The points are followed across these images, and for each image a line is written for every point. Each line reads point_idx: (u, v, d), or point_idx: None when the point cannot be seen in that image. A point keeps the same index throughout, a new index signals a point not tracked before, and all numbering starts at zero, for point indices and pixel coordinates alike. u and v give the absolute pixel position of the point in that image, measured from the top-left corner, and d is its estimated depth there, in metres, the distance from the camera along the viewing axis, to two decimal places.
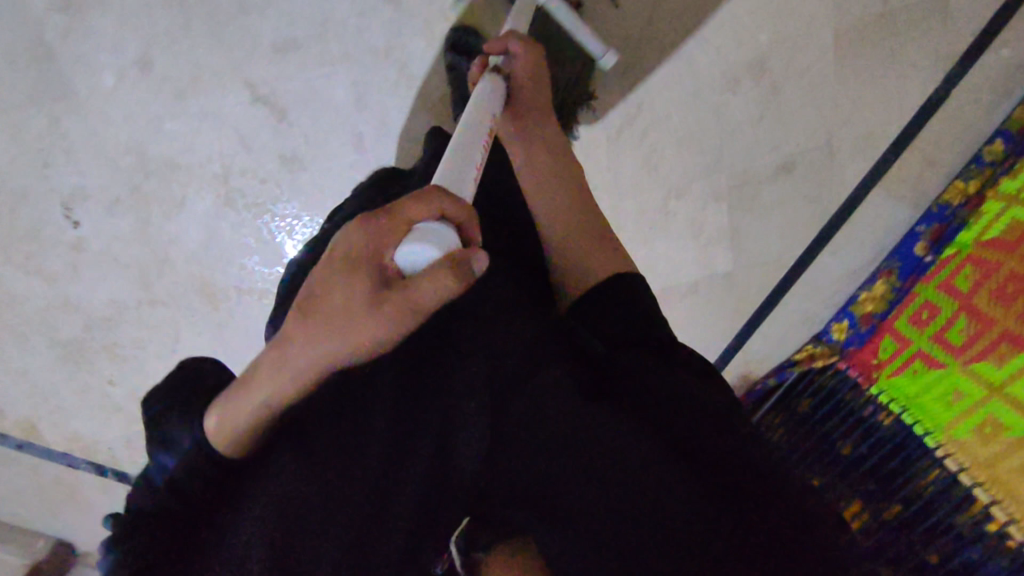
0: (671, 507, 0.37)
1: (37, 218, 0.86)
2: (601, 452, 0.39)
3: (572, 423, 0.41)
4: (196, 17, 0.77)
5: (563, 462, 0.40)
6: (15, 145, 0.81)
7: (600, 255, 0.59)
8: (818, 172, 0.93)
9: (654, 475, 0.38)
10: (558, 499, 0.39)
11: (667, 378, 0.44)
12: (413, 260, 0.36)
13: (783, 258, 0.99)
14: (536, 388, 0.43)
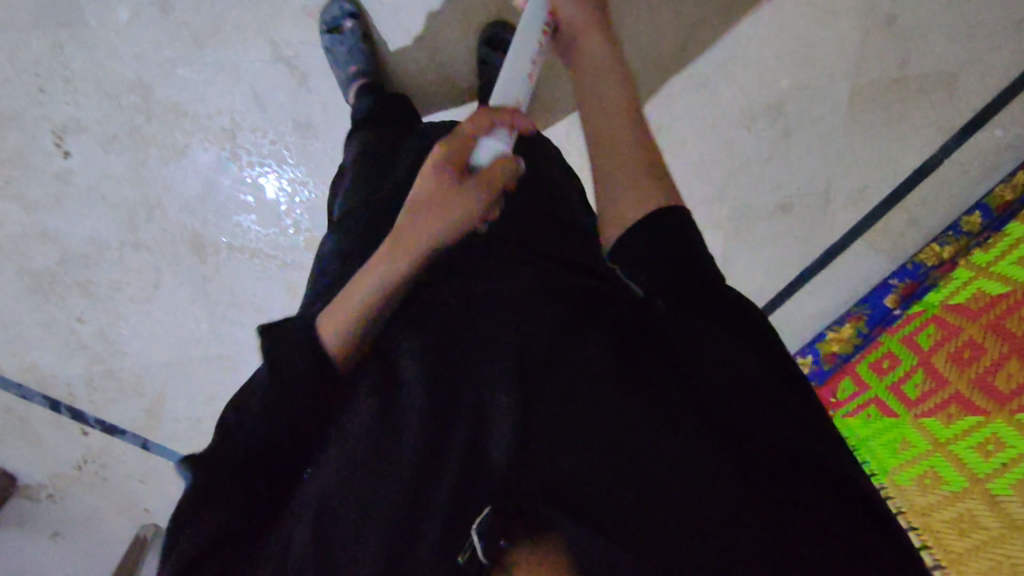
0: (715, 526, 0.33)
1: (23, 143, 0.81)
2: (641, 461, 0.35)
3: (599, 422, 0.37)
4: None
5: (597, 460, 0.36)
6: (12, 63, 0.77)
7: (639, 190, 0.42)
8: (810, 215, 0.98)
9: (689, 474, 0.34)
10: (592, 502, 0.35)
11: (713, 354, 0.37)
12: (488, 151, 0.43)
13: (763, 292, 1.05)
14: (568, 367, 0.39)
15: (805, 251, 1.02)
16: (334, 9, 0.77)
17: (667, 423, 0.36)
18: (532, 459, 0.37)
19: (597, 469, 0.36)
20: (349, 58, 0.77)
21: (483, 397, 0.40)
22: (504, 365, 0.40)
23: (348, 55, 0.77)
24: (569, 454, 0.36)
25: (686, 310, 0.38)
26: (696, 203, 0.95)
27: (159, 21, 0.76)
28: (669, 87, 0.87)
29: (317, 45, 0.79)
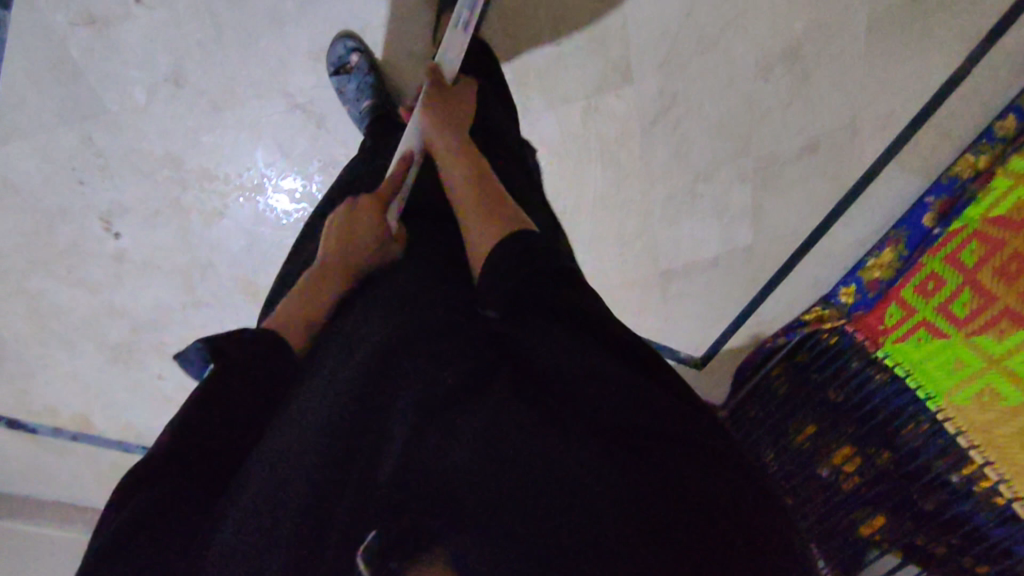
0: (614, 509, 0.33)
1: (76, 233, 0.84)
2: (538, 458, 0.36)
3: (501, 425, 0.37)
4: (227, 30, 0.74)
5: (485, 459, 0.36)
6: (47, 162, 0.79)
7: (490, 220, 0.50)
8: (837, 149, 0.97)
9: (570, 466, 0.35)
10: (494, 503, 0.34)
11: (597, 365, 0.42)
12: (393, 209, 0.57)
13: (801, 230, 1.06)
14: (470, 392, 0.40)
15: (836, 186, 1.01)
16: (338, 48, 0.77)
17: (544, 422, 0.38)
18: (417, 461, 0.36)
19: (497, 468, 0.35)
20: (359, 95, 0.76)
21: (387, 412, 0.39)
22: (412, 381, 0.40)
23: (356, 92, 0.76)
24: (465, 453, 0.36)
25: (573, 342, 0.44)
26: (719, 162, 0.95)
27: (173, 96, 0.77)
28: (681, 54, 0.85)
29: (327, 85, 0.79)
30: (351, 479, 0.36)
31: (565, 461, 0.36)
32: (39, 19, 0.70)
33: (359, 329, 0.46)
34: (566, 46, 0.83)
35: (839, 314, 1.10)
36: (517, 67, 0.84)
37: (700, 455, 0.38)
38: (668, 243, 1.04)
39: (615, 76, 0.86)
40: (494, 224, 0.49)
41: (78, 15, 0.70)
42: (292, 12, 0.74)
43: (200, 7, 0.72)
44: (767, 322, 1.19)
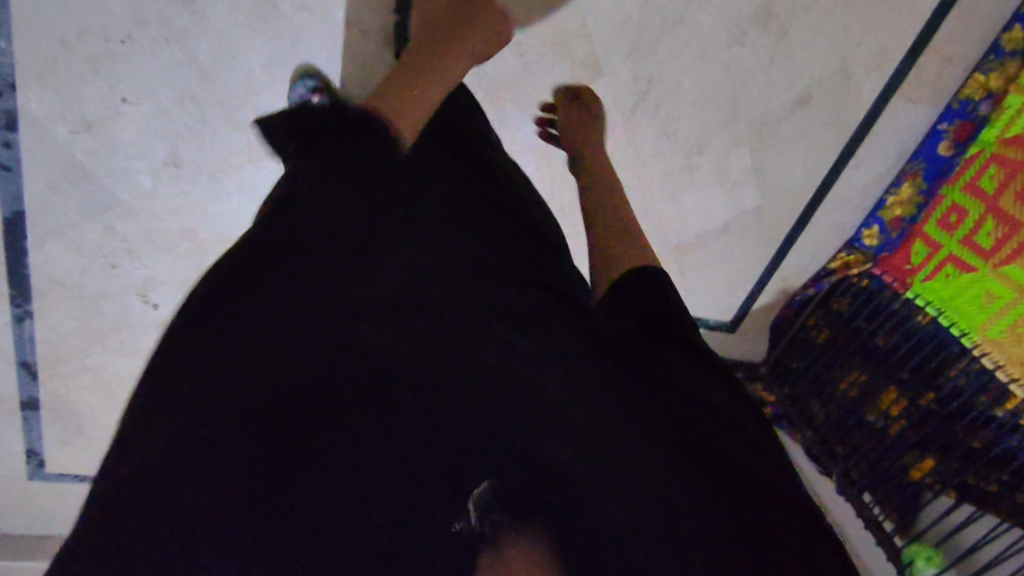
0: (673, 489, 0.36)
1: (119, 310, 0.93)
2: (616, 447, 0.37)
3: (589, 413, 0.39)
4: (210, 108, 0.79)
5: (569, 445, 0.37)
6: (81, 257, 0.86)
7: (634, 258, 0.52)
8: (833, 96, 0.93)
9: (636, 465, 0.37)
10: (584, 486, 0.35)
11: (592, 366, 0.41)
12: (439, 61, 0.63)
13: (809, 182, 1.02)
14: (465, 369, 0.37)
15: (837, 132, 0.98)
16: (298, 89, 0.76)
17: (595, 437, 0.37)
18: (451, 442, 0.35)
19: (591, 450, 0.37)
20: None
21: (472, 368, 0.38)
22: (490, 351, 0.39)
23: None
24: (564, 431, 0.37)
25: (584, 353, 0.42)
26: (710, 133, 0.94)
27: (176, 176, 0.83)
28: (648, 38, 0.84)
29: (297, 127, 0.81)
30: (401, 438, 0.34)
31: (626, 432, 0.38)
32: (45, 134, 0.76)
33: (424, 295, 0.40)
34: (529, 56, 0.83)
35: (865, 259, 1.08)
36: (484, 86, 0.85)
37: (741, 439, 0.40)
38: (675, 220, 1.02)
39: (585, 73, 0.86)
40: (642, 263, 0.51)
41: (76, 123, 0.76)
42: (265, 79, 0.78)
43: (181, 93, 0.77)
44: (792, 277, 1.16)
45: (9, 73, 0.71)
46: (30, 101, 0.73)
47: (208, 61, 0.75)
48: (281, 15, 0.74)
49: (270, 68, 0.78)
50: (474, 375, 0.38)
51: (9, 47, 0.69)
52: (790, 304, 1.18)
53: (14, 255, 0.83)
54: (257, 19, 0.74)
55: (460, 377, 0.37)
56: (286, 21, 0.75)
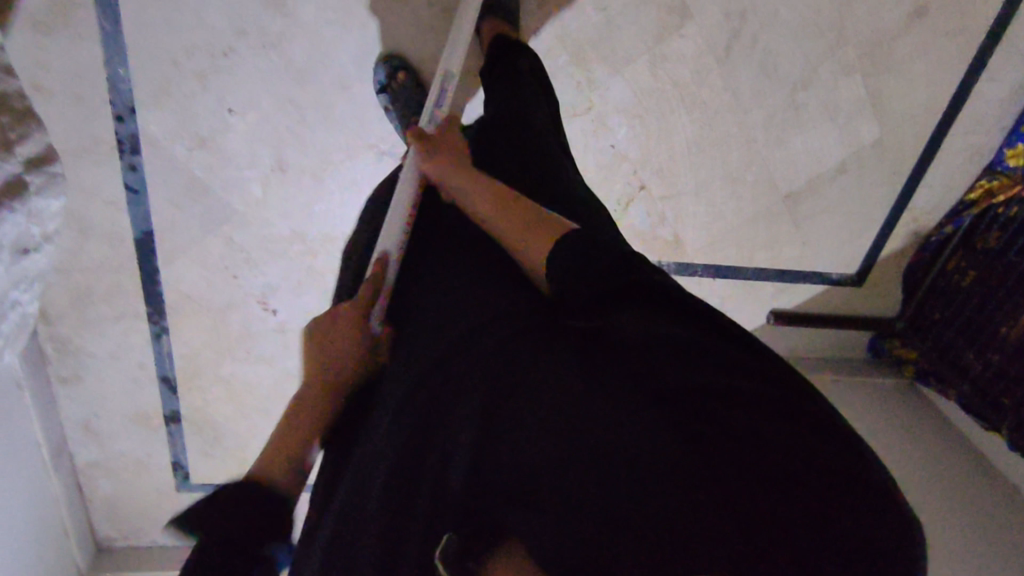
0: (633, 474, 0.32)
1: (244, 319, 0.97)
2: (585, 437, 0.35)
3: (558, 413, 0.36)
4: (308, 109, 0.81)
5: (543, 448, 0.35)
6: (205, 269, 0.91)
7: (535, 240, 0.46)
8: (951, 2, 0.85)
9: (608, 442, 0.34)
10: (538, 473, 0.35)
11: (551, 365, 0.39)
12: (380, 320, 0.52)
13: (937, 104, 0.93)
14: (457, 412, 0.40)
15: (963, 42, 0.88)
16: (384, 69, 0.79)
17: (554, 439, 0.35)
18: (479, 473, 0.37)
19: (552, 463, 0.35)
20: (405, 112, 0.79)
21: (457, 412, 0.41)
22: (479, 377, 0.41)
23: (398, 114, 0.79)
24: (522, 439, 0.37)
25: (562, 352, 0.40)
26: (816, 64, 0.87)
27: (283, 180, 0.86)
28: None
29: (377, 107, 0.82)
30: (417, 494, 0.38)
31: (604, 417, 0.35)
32: (165, 154, 0.81)
33: (442, 331, 0.46)
34: (612, 9, 0.81)
35: (1011, 182, 0.97)
36: (570, 46, 0.82)
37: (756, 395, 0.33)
38: (785, 167, 0.95)
39: (673, 19, 0.82)
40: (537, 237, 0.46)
41: (191, 140, 0.81)
42: (355, 73, 0.80)
43: (281, 98, 0.80)
44: (926, 217, 1.05)
45: (129, 98, 0.77)
46: (149, 123, 0.79)
47: (302, 62, 0.78)
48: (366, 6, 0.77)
49: (361, 60, 0.79)
50: (469, 407, 0.40)
51: (128, 74, 0.76)
52: (925, 247, 1.08)
53: (149, 272, 0.90)
54: (344, 13, 0.76)
55: (459, 414, 0.40)
56: (372, 12, 0.77)
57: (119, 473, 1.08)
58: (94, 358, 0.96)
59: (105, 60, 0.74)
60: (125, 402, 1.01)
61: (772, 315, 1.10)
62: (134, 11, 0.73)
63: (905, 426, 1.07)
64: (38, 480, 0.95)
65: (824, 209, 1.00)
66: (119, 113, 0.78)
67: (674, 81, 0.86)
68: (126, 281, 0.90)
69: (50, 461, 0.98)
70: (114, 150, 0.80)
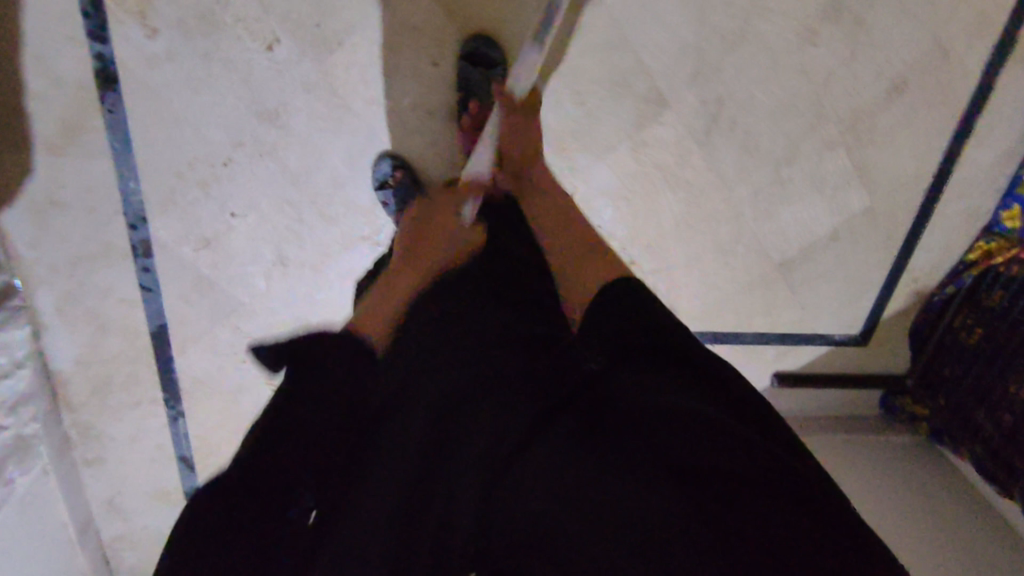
0: (682, 544, 0.35)
1: (254, 401, 1.01)
2: (615, 507, 0.38)
3: (587, 477, 0.39)
4: (305, 207, 0.86)
5: (564, 502, 0.39)
6: (216, 357, 0.96)
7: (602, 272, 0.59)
8: (932, 75, 0.87)
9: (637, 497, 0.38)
10: (559, 535, 0.38)
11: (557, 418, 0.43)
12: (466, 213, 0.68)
13: (925, 170, 0.93)
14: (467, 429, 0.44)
15: (946, 111, 0.89)
16: (381, 166, 0.83)
17: (578, 483, 0.39)
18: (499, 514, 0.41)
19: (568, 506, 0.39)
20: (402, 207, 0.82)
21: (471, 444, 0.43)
22: (514, 434, 0.43)
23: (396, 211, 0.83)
24: (554, 481, 0.40)
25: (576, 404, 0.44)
26: (797, 140, 0.89)
27: (285, 273, 0.90)
28: (710, 59, 0.83)
29: (373, 201, 0.86)
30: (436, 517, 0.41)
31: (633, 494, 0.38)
32: (174, 255, 0.86)
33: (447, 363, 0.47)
34: (591, 102, 0.84)
35: (1010, 244, 0.96)
36: (552, 138, 0.85)
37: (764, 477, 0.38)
38: (775, 237, 0.96)
39: (650, 107, 0.85)
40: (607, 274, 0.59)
41: (198, 242, 0.86)
42: (347, 173, 0.84)
43: (279, 199, 0.85)
44: (926, 277, 1.04)
45: (139, 208, 0.83)
46: (158, 229, 0.84)
47: (298, 166, 0.83)
48: (354, 113, 0.81)
49: (352, 161, 0.84)
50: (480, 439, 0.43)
51: (137, 186, 0.81)
52: (929, 307, 1.06)
53: (163, 361, 0.95)
54: (335, 120, 0.81)
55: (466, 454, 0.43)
56: (360, 118, 0.82)
57: (142, 546, 1.12)
58: (115, 441, 1.00)
59: (116, 175, 0.80)
60: (145, 480, 1.05)
61: (776, 377, 1.10)
62: (141, 130, 0.78)
63: (922, 493, 1.04)
64: (65, 562, 0.99)
65: (820, 275, 1.00)
66: (131, 221, 0.83)
67: (657, 163, 0.89)
68: (142, 369, 0.95)
69: (76, 541, 1.02)
70: (127, 254, 0.85)
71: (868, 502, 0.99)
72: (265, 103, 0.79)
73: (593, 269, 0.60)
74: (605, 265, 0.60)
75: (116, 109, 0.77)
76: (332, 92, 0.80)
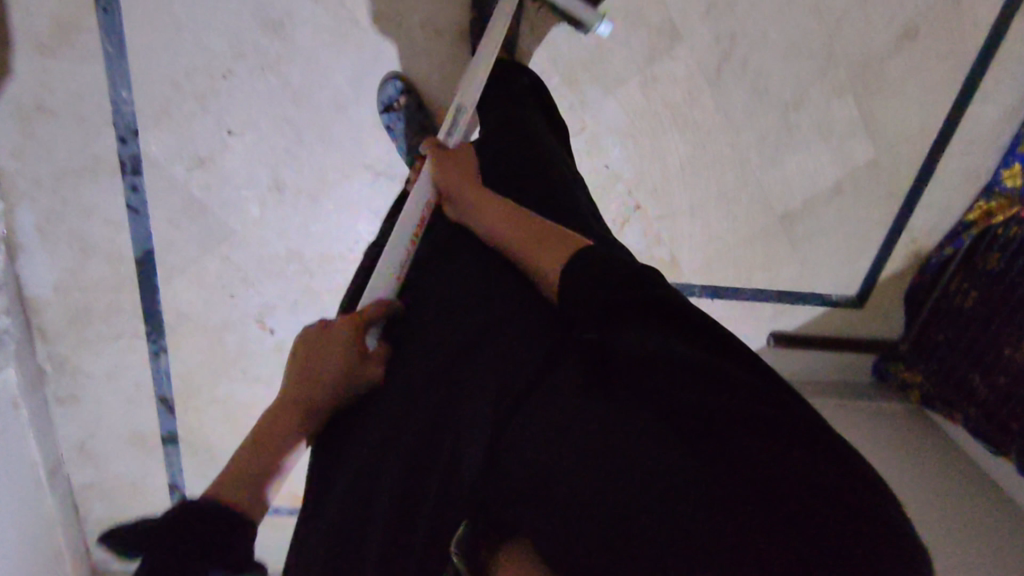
0: (672, 474, 0.33)
1: (240, 339, 0.97)
2: (601, 453, 0.36)
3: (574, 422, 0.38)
4: (305, 129, 0.83)
5: (552, 448, 0.38)
6: (203, 289, 0.92)
7: (546, 246, 0.49)
8: (942, 23, 0.87)
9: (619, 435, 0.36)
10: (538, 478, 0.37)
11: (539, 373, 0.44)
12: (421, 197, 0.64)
13: (929, 123, 0.93)
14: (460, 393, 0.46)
15: (954, 62, 0.90)
16: (387, 89, 0.81)
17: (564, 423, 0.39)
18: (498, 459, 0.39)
19: (559, 454, 0.37)
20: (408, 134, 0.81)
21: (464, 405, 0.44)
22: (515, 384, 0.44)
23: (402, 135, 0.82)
24: (536, 431, 0.39)
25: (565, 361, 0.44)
26: (808, 84, 0.88)
27: (280, 200, 0.87)
28: None
29: (376, 126, 0.84)
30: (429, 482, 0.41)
31: (625, 438, 0.36)
32: (164, 174, 0.83)
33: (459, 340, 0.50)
34: (603, 33, 0.83)
35: (1010, 203, 0.97)
36: (563, 69, 0.84)
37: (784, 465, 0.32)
38: (780, 186, 0.95)
39: (663, 41, 0.84)
40: (555, 244, 0.49)
41: (190, 161, 0.82)
42: (350, 95, 0.82)
43: (278, 118, 0.82)
44: (925, 238, 1.04)
45: (130, 120, 0.79)
46: (149, 144, 0.81)
47: (300, 84, 0.80)
48: (361, 29, 0.79)
49: (356, 83, 0.81)
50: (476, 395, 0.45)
51: (130, 95, 0.78)
52: (923, 270, 1.07)
53: (147, 290, 0.91)
54: (340, 36, 0.79)
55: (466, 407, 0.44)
56: (366, 35, 0.79)
57: (114, 495, 1.07)
58: (93, 378, 0.96)
59: (107, 83, 0.77)
60: (122, 422, 1.01)
61: (773, 337, 1.09)
62: (137, 35, 0.75)
63: (912, 452, 1.03)
64: (34, 502, 0.94)
65: (822, 229, 1.00)
66: (121, 134, 0.80)
67: (665, 101, 0.87)
68: (124, 299, 0.91)
69: (46, 482, 0.97)
70: (115, 170, 0.81)
71: (889, 480, 0.95)
72: (269, 12, 0.76)
73: (540, 242, 0.50)
74: (549, 237, 0.50)
75: (110, 9, 0.73)
76: (339, 4, 0.77)
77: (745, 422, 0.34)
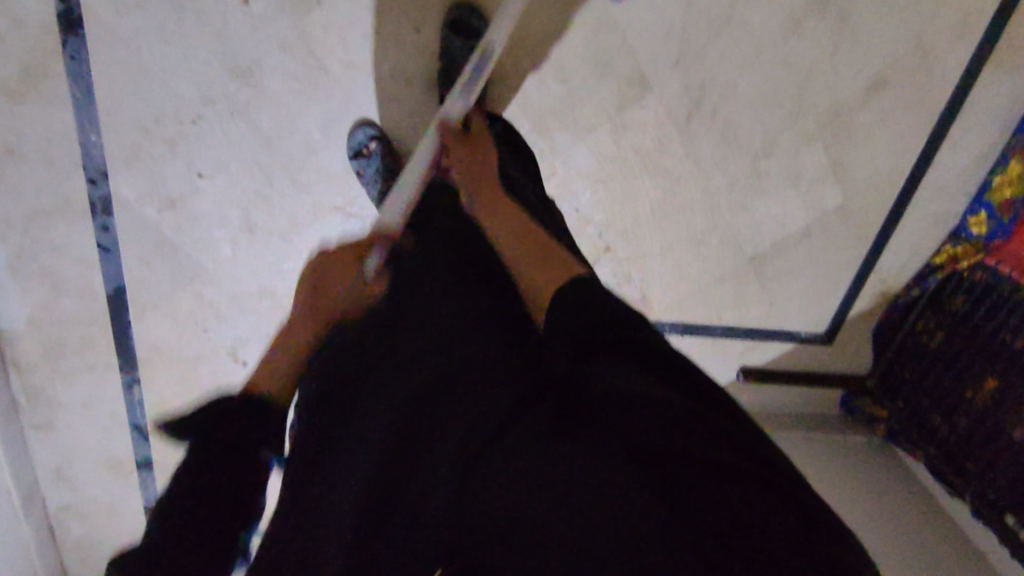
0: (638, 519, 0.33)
1: (213, 371, 0.98)
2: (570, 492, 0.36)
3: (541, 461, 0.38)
4: (275, 172, 0.83)
5: (522, 492, 0.37)
6: (176, 324, 0.93)
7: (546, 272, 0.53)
8: (912, 74, 0.88)
9: (584, 474, 0.36)
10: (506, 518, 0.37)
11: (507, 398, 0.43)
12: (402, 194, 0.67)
13: (897, 171, 0.94)
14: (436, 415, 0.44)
15: (922, 113, 0.91)
16: (357, 135, 0.81)
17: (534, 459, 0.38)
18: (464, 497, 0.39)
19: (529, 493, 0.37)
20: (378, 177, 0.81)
21: (444, 442, 0.43)
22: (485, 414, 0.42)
23: (373, 178, 0.82)
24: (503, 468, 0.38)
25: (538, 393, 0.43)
26: (778, 132, 0.89)
27: (251, 240, 0.88)
28: (696, 45, 0.83)
29: (346, 169, 0.85)
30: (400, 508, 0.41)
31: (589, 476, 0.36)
32: (135, 214, 0.83)
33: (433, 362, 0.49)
34: (574, 81, 0.83)
35: (976, 249, 0.98)
36: (533, 115, 0.84)
37: (766, 526, 0.32)
38: (748, 230, 0.96)
39: (633, 90, 0.85)
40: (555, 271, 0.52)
41: (161, 203, 0.83)
42: (321, 140, 0.83)
43: (249, 162, 0.82)
44: (893, 278, 1.06)
45: (100, 163, 0.79)
46: (120, 186, 0.81)
47: (271, 129, 0.81)
48: (331, 76, 0.79)
49: (327, 128, 0.82)
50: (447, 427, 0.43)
51: (100, 139, 0.78)
52: (891, 309, 1.08)
53: (119, 325, 0.91)
54: (310, 84, 0.79)
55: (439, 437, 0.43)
56: (336, 82, 0.80)
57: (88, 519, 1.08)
58: (66, 409, 0.96)
59: (77, 128, 0.77)
60: (96, 450, 1.01)
61: (742, 372, 1.11)
62: (106, 81, 0.75)
63: (874, 484, 1.06)
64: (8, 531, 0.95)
65: (791, 271, 1.01)
66: (91, 177, 0.80)
67: (635, 147, 0.88)
68: (97, 333, 0.91)
69: (20, 510, 0.98)
70: (86, 211, 0.82)
71: (851, 514, 0.97)
72: (239, 60, 0.77)
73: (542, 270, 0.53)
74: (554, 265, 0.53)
75: (79, 56, 0.73)
76: (308, 53, 0.77)
77: (709, 470, 0.35)
